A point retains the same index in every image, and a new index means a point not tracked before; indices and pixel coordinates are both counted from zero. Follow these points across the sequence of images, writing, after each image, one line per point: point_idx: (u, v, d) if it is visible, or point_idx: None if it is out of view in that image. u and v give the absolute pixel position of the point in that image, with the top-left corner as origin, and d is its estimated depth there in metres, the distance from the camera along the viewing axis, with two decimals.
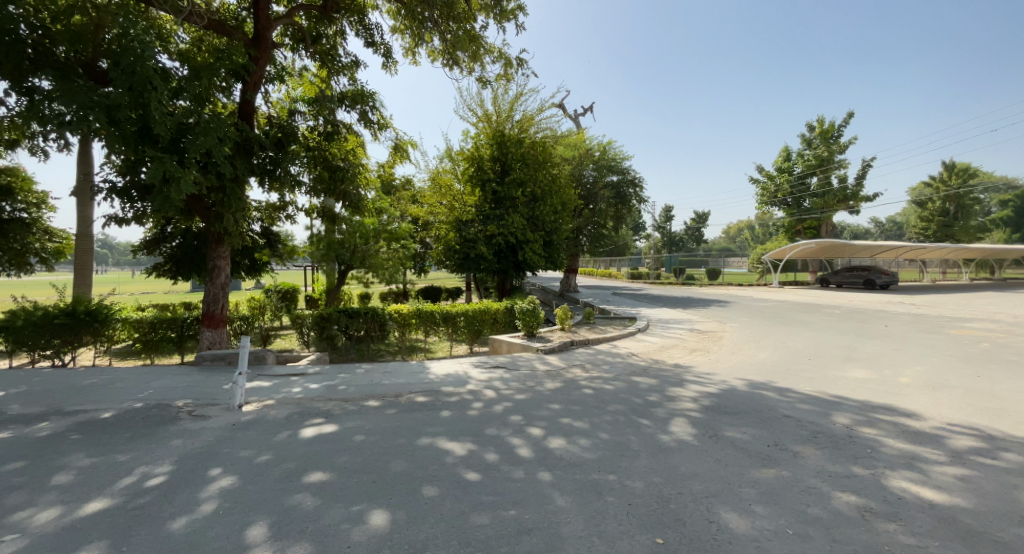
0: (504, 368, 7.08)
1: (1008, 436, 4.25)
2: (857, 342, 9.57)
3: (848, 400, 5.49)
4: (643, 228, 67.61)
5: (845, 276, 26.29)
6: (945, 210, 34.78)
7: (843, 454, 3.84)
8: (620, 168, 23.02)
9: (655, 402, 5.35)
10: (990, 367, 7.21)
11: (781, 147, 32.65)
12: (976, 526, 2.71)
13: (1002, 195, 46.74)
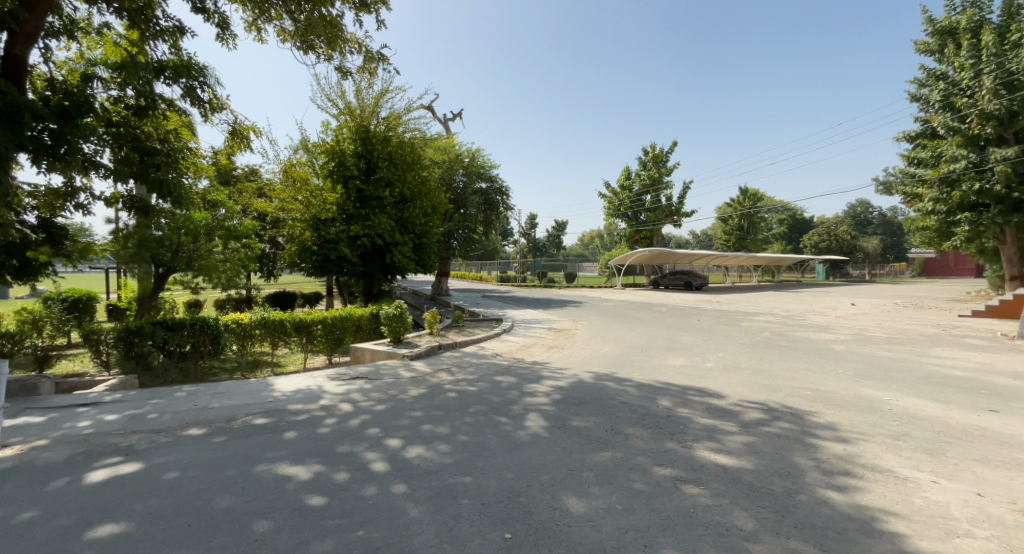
0: (363, 378, 6.70)
1: (779, 407, 5.40)
2: (679, 335, 11.24)
3: (671, 385, 6.40)
4: (508, 233, 70.51)
5: (672, 279, 30.79)
6: (740, 226, 43.02)
7: (665, 432, 4.46)
8: (488, 175, 23.57)
9: (514, 399, 5.59)
10: (769, 351, 9.10)
11: (623, 167, 36.99)
12: (754, 482, 3.38)
13: (778, 215, 59.47)
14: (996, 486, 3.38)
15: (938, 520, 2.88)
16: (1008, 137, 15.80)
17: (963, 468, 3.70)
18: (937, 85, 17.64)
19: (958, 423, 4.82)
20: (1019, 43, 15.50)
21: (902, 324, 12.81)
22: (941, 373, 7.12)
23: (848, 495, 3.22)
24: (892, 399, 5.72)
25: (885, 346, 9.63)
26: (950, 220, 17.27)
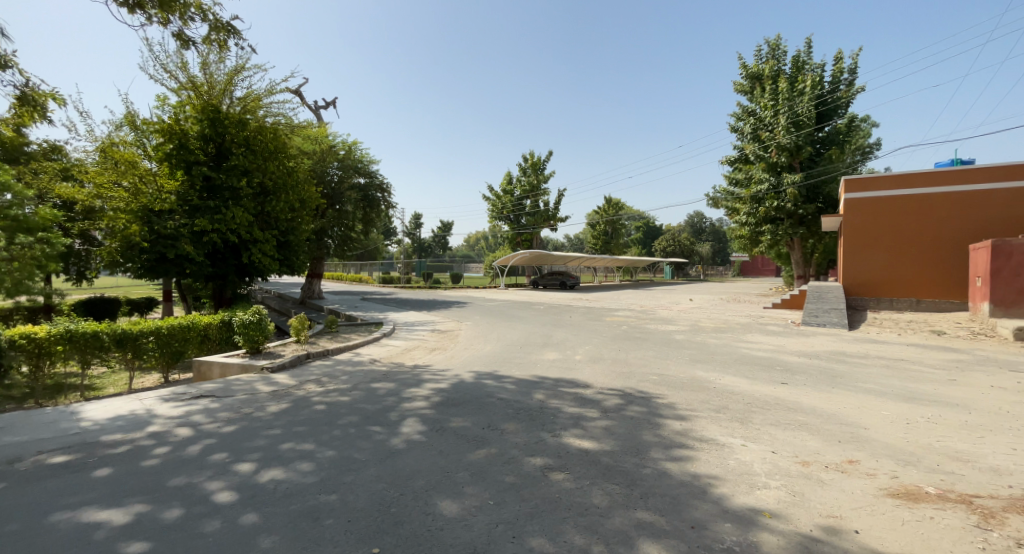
0: (209, 396, 5.86)
1: (634, 392, 6.04)
2: (553, 332, 11.90)
3: (544, 379, 6.75)
4: (388, 233, 67.80)
5: (549, 280, 32.49)
6: (605, 231, 47.17)
7: (536, 424, 4.69)
8: (366, 170, 22.25)
9: (389, 405, 5.39)
10: (626, 343, 10.14)
11: (505, 172, 38.01)
12: (611, 463, 3.73)
13: (636, 222, 66.44)
14: (785, 444, 4.21)
15: (746, 477, 3.49)
16: (796, 166, 19.80)
17: (765, 432, 4.54)
18: (749, 119, 21.36)
19: (763, 395, 5.91)
20: (803, 92, 19.55)
21: (728, 315, 15.26)
22: (755, 356, 8.63)
23: (683, 465, 3.73)
24: (717, 379, 6.79)
25: (714, 334, 11.39)
26: (757, 231, 21.02)
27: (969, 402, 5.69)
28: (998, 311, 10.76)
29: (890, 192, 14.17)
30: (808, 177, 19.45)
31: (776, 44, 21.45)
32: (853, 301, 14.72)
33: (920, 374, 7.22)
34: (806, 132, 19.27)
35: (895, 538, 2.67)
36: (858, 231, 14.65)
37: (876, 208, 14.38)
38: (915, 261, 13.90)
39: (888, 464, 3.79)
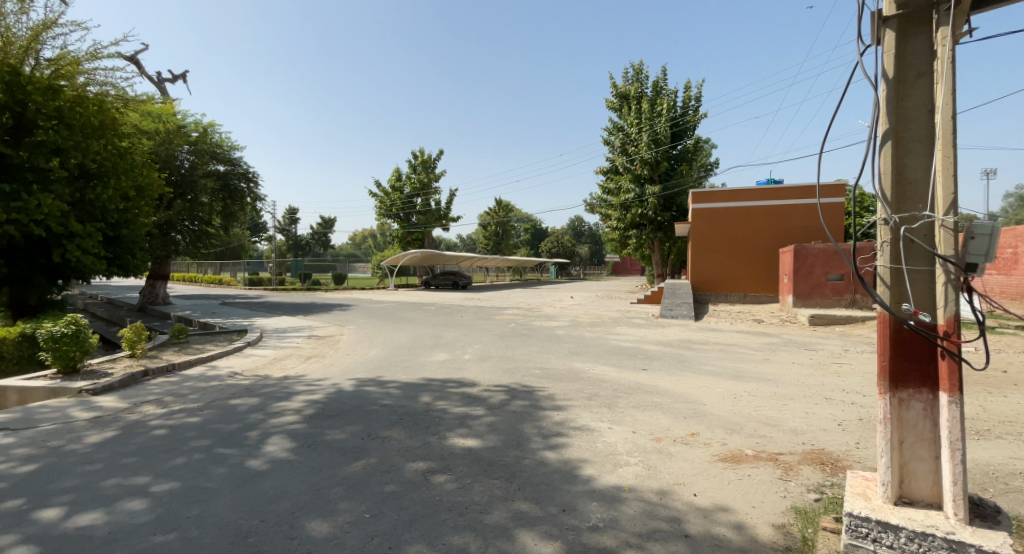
0: (1, 431, 4.68)
1: (516, 387, 6.26)
2: (441, 332, 11.76)
3: (430, 380, 6.65)
4: (258, 228, 60.83)
5: (441, 280, 31.98)
6: (496, 232, 47.76)
7: (419, 428, 4.60)
8: (225, 157, 19.68)
9: (252, 423, 4.85)
10: (511, 340, 10.46)
11: (394, 168, 36.55)
12: (493, 459, 3.81)
13: (524, 223, 68.18)
14: (644, 424, 4.73)
15: (611, 458, 3.84)
16: (656, 179, 22.23)
17: (628, 414, 5.05)
18: (618, 134, 23.41)
19: (627, 381, 6.57)
20: (661, 113, 22.01)
21: (603, 310, 16.57)
22: (626, 347, 9.49)
23: (558, 452, 3.97)
24: (591, 369, 7.34)
25: (591, 328, 12.28)
26: (625, 235, 23.27)
27: (780, 376, 6.97)
28: (798, 302, 13.32)
29: (725, 204, 16.66)
30: (665, 189, 22.01)
31: (640, 69, 23.80)
32: (700, 296, 17.00)
33: (749, 356, 8.62)
34: (664, 149, 21.76)
35: (723, 495, 3.16)
36: (703, 236, 16.96)
37: (716, 217, 16.81)
38: (744, 262, 16.52)
39: (721, 433, 4.48)
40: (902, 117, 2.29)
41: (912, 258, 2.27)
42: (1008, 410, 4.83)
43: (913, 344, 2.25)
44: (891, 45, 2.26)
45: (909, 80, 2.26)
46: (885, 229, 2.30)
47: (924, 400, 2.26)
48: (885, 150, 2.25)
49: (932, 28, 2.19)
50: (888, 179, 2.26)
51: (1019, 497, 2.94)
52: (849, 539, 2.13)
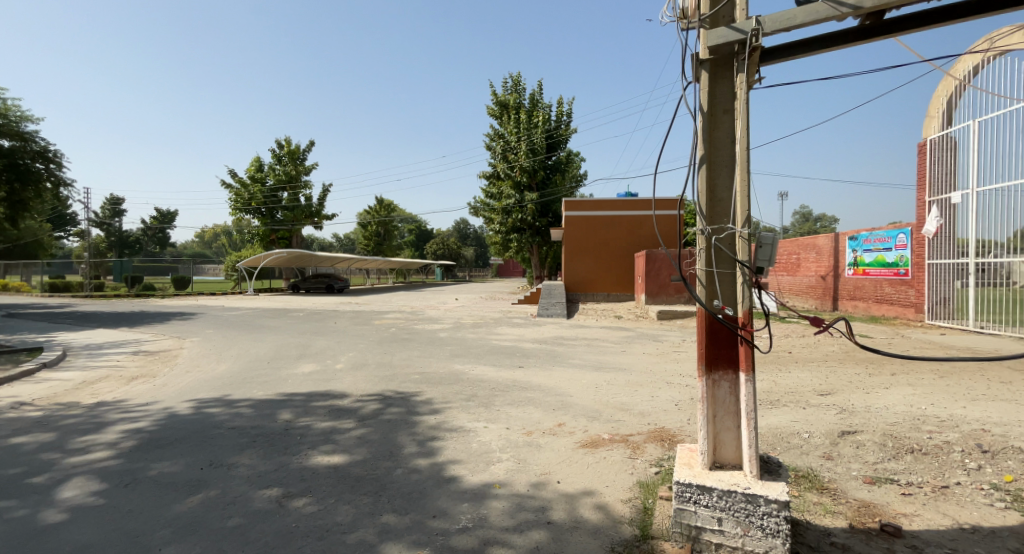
0: None
1: (391, 393, 6.03)
2: (309, 340, 10.81)
3: (292, 395, 6.07)
4: (66, 221, 49.45)
5: (312, 283, 29.33)
6: (377, 233, 44.91)
7: (275, 449, 4.17)
8: (12, 130, 15.72)
9: (47, 464, 3.92)
10: (388, 345, 10.03)
11: (253, 157, 32.57)
12: (360, 473, 3.63)
13: (407, 224, 65.10)
14: (516, 419, 4.92)
15: (483, 456, 3.92)
16: (534, 186, 23.23)
17: (502, 411, 5.20)
18: (498, 141, 23.91)
19: (503, 379, 6.76)
20: (537, 125, 23.04)
21: (483, 312, 16.82)
22: (505, 346, 9.74)
23: (430, 457, 3.92)
24: (470, 370, 7.39)
25: (471, 330, 12.35)
26: (506, 239, 23.88)
27: (637, 365, 7.80)
28: (648, 299, 15.09)
29: (590, 212, 18.18)
30: (542, 196, 23.06)
31: (517, 79, 24.64)
32: (571, 295, 18.23)
33: (612, 349, 9.49)
34: (540, 158, 22.85)
35: (582, 480, 3.44)
36: (575, 241, 18.24)
37: (586, 224, 18.25)
38: (609, 264, 18.16)
39: (584, 421, 4.86)
40: (714, 144, 2.72)
41: (721, 262, 2.72)
42: (799, 382, 6.05)
43: (722, 334, 2.70)
44: (707, 83, 2.67)
45: (719, 114, 2.70)
46: (701, 239, 2.73)
47: (730, 379, 2.72)
48: (702, 172, 2.67)
49: (733, 72, 2.62)
50: (704, 197, 2.67)
51: (798, 451, 3.73)
52: (677, 505, 2.46)
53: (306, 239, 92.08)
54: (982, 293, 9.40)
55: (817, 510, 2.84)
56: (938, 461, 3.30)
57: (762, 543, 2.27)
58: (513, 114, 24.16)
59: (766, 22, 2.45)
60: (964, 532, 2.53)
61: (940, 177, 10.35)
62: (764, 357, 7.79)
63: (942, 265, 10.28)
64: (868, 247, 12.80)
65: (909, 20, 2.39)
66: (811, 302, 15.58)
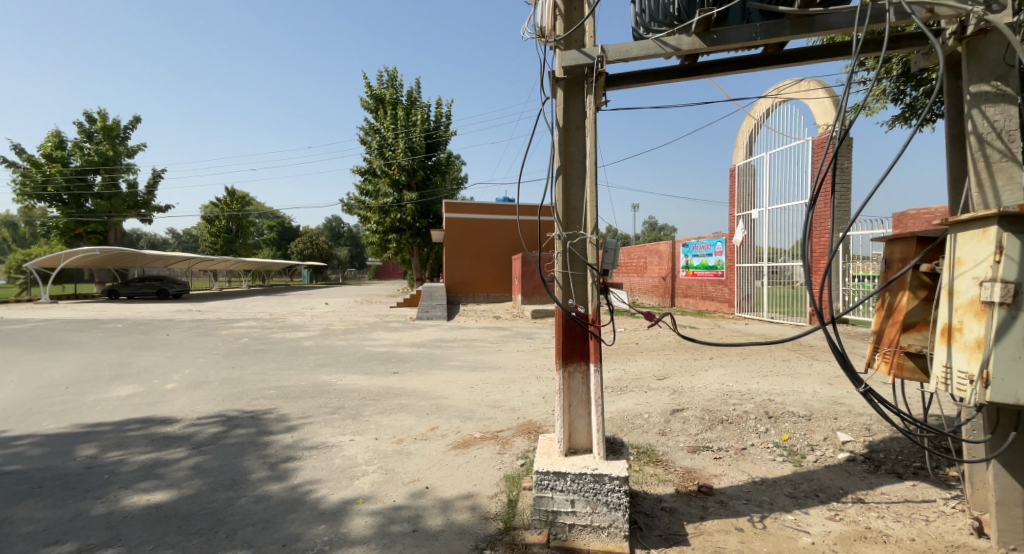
0: None
1: (238, 413, 5.34)
2: (132, 356, 9.06)
3: (101, 425, 5.03)
4: None
5: (137, 287, 24.49)
6: (228, 228, 38.95)
7: (72, 494, 3.41)
8: None
9: None
10: (239, 357, 8.87)
11: (50, 131, 26.17)
12: (191, 509, 3.15)
13: (267, 222, 58.20)
14: (385, 428, 4.73)
15: (346, 471, 3.69)
16: (413, 185, 22.43)
17: (370, 421, 4.96)
18: (373, 136, 22.62)
19: (375, 387, 6.44)
20: (416, 123, 22.37)
21: (354, 316, 15.86)
22: (376, 352, 9.29)
23: (283, 481, 3.56)
24: (337, 380, 6.90)
25: (340, 336, 11.53)
26: (384, 239, 22.60)
27: (510, 363, 8.08)
28: (524, 299, 15.74)
29: (469, 216, 18.23)
30: (422, 196, 22.33)
31: (394, 75, 23.65)
32: (452, 298, 18.18)
33: (488, 349, 9.65)
34: (419, 158, 22.20)
35: (451, 481, 3.44)
36: (455, 244, 18.16)
37: (465, 226, 18.27)
38: (486, 266, 18.46)
39: (456, 422, 4.88)
40: (569, 157, 2.95)
41: (575, 265, 2.96)
42: (650, 369, 6.86)
43: (575, 329, 2.94)
44: (561, 101, 2.88)
45: (573, 130, 2.93)
46: (558, 242, 2.91)
47: (583, 370, 2.98)
48: (558, 183, 2.88)
49: (584, 93, 2.88)
50: (560, 206, 2.89)
51: (640, 431, 4.23)
52: (536, 493, 2.61)
53: (130, 234, 76.83)
54: (774, 290, 11.69)
55: (652, 481, 3.26)
56: (742, 427, 4.02)
57: (607, 517, 2.52)
58: (390, 109, 23.14)
59: (609, 51, 2.73)
60: (755, 484, 3.14)
61: (745, 196, 12.63)
62: (622, 349, 8.65)
63: (747, 267, 12.54)
64: (697, 252, 15.05)
65: (719, 65, 2.83)
66: (655, 300, 17.79)
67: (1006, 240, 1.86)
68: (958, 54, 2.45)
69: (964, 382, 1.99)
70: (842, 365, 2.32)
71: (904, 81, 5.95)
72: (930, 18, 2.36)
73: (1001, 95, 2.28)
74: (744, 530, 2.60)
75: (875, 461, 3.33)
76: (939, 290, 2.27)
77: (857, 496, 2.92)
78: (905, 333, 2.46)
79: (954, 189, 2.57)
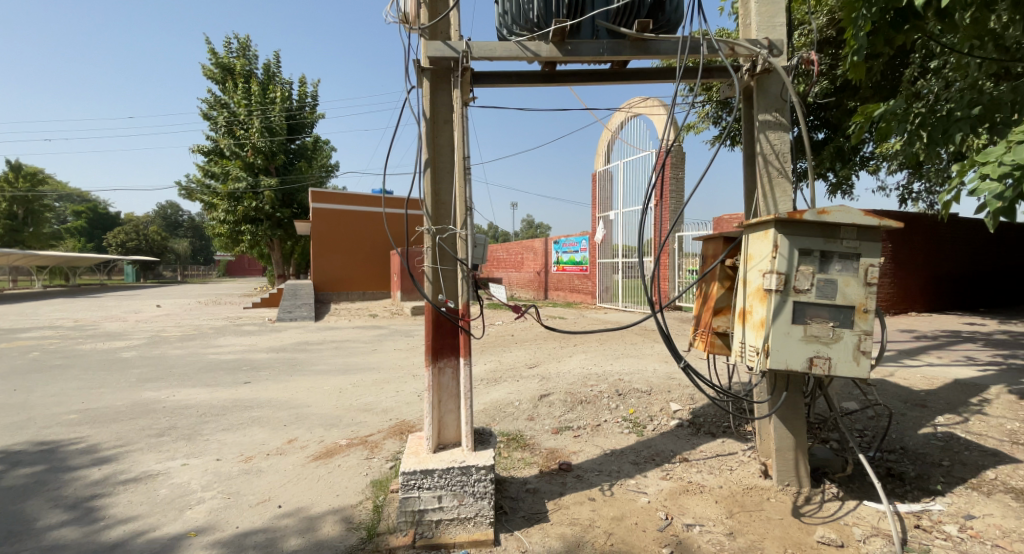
0: None
1: (22, 448, 4.27)
2: None
3: None
4: None
5: None
6: (12, 214, 30.65)
7: None
8: None
9: None
10: (26, 376, 7.08)
11: None
12: None
13: (72, 207, 47.20)
14: (231, 446, 4.22)
15: (176, 501, 3.20)
16: (272, 170, 20.12)
17: (211, 440, 4.37)
18: (220, 111, 19.73)
19: (220, 400, 5.69)
20: (274, 101, 20.06)
21: (193, 320, 13.77)
22: (221, 360, 8.17)
23: (86, 524, 2.96)
24: (170, 395, 5.94)
25: (176, 343, 9.91)
26: (235, 230, 19.89)
27: (384, 363, 7.77)
28: (403, 296, 15.28)
29: (338, 207, 17.01)
30: (283, 182, 20.13)
31: (246, 44, 20.88)
32: (322, 297, 16.74)
33: (360, 349, 9.15)
34: (279, 140, 19.96)
35: (309, 495, 3.21)
36: (323, 237, 16.81)
37: (334, 219, 17.00)
38: (358, 262, 17.42)
39: (319, 431, 4.55)
40: (437, 150, 2.88)
41: (445, 260, 2.93)
42: (522, 359, 7.17)
43: (446, 325, 2.94)
44: (427, 91, 2.82)
45: (440, 123, 2.88)
46: (427, 237, 2.86)
47: (453, 365, 2.99)
48: (426, 176, 2.82)
49: (450, 87, 2.84)
50: (428, 200, 2.82)
51: (510, 419, 4.42)
52: (402, 494, 2.56)
53: None
54: (629, 282, 13.01)
55: (519, 465, 3.43)
56: (597, 406, 4.43)
57: (473, 508, 2.58)
58: (240, 83, 20.41)
59: (474, 47, 2.74)
60: (606, 456, 3.50)
61: (603, 199, 13.82)
62: (496, 342, 8.89)
63: (606, 262, 13.81)
64: (565, 249, 16.12)
65: (575, 75, 3.04)
66: (532, 294, 18.64)
67: (779, 240, 2.32)
68: (750, 88, 3.00)
69: (754, 354, 2.45)
70: (668, 345, 2.70)
71: (721, 107, 7.13)
72: (732, 56, 2.84)
73: (779, 124, 2.86)
74: (595, 499, 2.89)
75: (698, 425, 3.95)
76: (738, 280, 2.76)
77: (684, 456, 3.44)
78: (715, 316, 2.95)
79: (747, 198, 3.13)
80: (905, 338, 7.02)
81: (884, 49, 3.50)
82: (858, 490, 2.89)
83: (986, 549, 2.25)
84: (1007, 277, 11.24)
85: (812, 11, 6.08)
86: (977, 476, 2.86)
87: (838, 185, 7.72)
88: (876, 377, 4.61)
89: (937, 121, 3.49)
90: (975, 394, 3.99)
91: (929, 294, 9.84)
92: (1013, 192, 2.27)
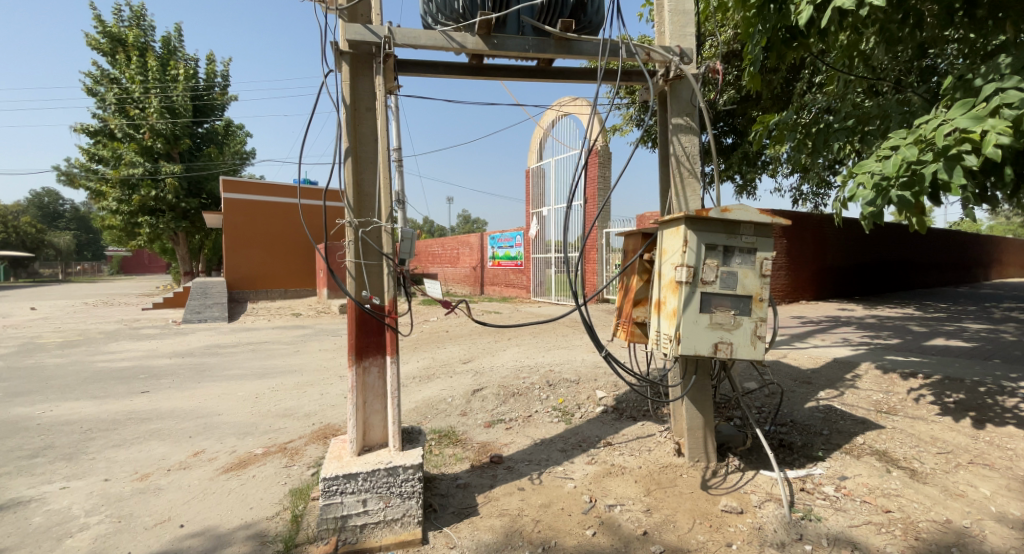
0: None
1: None
2: None
3: None
4: None
5: None
6: None
7: None
8: None
9: None
10: None
11: None
12: None
13: None
14: (123, 464, 3.79)
15: (53, 531, 2.82)
16: (175, 156, 18.17)
17: (99, 459, 3.91)
18: (110, 87, 17.49)
19: (113, 414, 5.09)
20: (176, 79, 18.05)
21: (77, 324, 12.16)
22: (114, 368, 7.31)
23: None
24: (48, 411, 5.21)
25: (56, 352, 8.69)
26: (131, 222, 17.76)
27: (308, 365, 7.37)
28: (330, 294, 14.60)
29: (255, 198, 15.82)
30: (188, 170, 18.28)
31: (141, 13, 18.63)
32: (236, 295, 15.48)
33: (281, 351, 8.60)
34: (183, 122, 18.01)
35: (218, 511, 2.98)
36: (237, 231, 15.58)
37: (250, 211, 15.80)
38: (280, 257, 16.34)
39: (230, 441, 4.22)
40: (359, 139, 2.75)
41: (369, 254, 2.82)
42: (455, 355, 7.12)
43: (371, 323, 2.84)
44: (347, 76, 2.67)
45: (361, 110, 2.73)
46: (349, 230, 2.73)
47: (379, 364, 2.89)
48: (347, 165, 2.67)
49: (373, 72, 2.72)
50: (351, 192, 2.69)
51: (443, 415, 4.40)
52: (324, 501, 2.45)
53: None
54: (561, 276, 13.35)
55: (450, 461, 3.41)
56: (529, 397, 4.53)
57: (400, 509, 2.54)
58: (135, 57, 18.22)
59: (397, 33, 2.66)
60: (536, 446, 3.59)
61: (536, 195, 14.02)
62: (430, 339, 8.75)
63: (540, 257, 14.08)
64: (500, 245, 16.22)
65: (502, 69, 3.05)
66: (467, 289, 18.60)
67: (689, 236, 2.51)
68: (663, 94, 3.19)
69: (668, 341, 2.63)
70: (591, 336, 2.80)
71: (643, 110, 7.54)
72: (648, 61, 3.00)
73: (689, 128, 3.06)
74: (524, 488, 2.96)
75: (621, 411, 4.17)
76: (655, 274, 2.92)
77: (608, 440, 3.61)
78: (636, 307, 3.11)
79: (662, 196, 3.33)
80: (798, 324, 7.88)
81: (778, 62, 3.84)
82: (756, 461, 3.21)
83: (855, 505, 2.59)
84: (879, 270, 13.06)
85: (720, 25, 6.56)
86: (849, 441, 3.28)
87: (744, 187, 8.44)
88: (774, 359, 5.13)
89: (820, 131, 3.93)
90: (850, 371, 4.57)
91: (817, 284, 11.11)
92: (881, 198, 2.63)
